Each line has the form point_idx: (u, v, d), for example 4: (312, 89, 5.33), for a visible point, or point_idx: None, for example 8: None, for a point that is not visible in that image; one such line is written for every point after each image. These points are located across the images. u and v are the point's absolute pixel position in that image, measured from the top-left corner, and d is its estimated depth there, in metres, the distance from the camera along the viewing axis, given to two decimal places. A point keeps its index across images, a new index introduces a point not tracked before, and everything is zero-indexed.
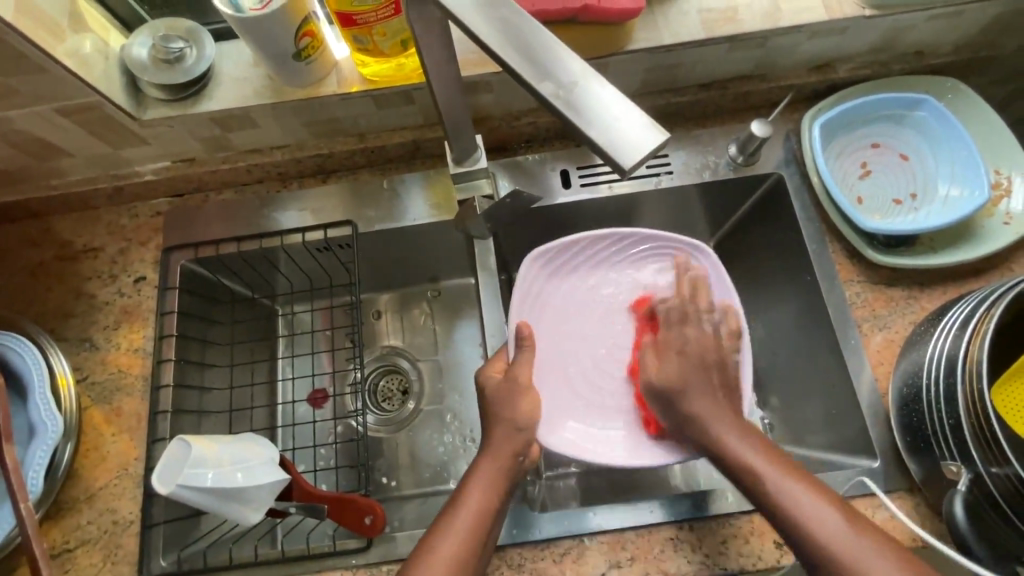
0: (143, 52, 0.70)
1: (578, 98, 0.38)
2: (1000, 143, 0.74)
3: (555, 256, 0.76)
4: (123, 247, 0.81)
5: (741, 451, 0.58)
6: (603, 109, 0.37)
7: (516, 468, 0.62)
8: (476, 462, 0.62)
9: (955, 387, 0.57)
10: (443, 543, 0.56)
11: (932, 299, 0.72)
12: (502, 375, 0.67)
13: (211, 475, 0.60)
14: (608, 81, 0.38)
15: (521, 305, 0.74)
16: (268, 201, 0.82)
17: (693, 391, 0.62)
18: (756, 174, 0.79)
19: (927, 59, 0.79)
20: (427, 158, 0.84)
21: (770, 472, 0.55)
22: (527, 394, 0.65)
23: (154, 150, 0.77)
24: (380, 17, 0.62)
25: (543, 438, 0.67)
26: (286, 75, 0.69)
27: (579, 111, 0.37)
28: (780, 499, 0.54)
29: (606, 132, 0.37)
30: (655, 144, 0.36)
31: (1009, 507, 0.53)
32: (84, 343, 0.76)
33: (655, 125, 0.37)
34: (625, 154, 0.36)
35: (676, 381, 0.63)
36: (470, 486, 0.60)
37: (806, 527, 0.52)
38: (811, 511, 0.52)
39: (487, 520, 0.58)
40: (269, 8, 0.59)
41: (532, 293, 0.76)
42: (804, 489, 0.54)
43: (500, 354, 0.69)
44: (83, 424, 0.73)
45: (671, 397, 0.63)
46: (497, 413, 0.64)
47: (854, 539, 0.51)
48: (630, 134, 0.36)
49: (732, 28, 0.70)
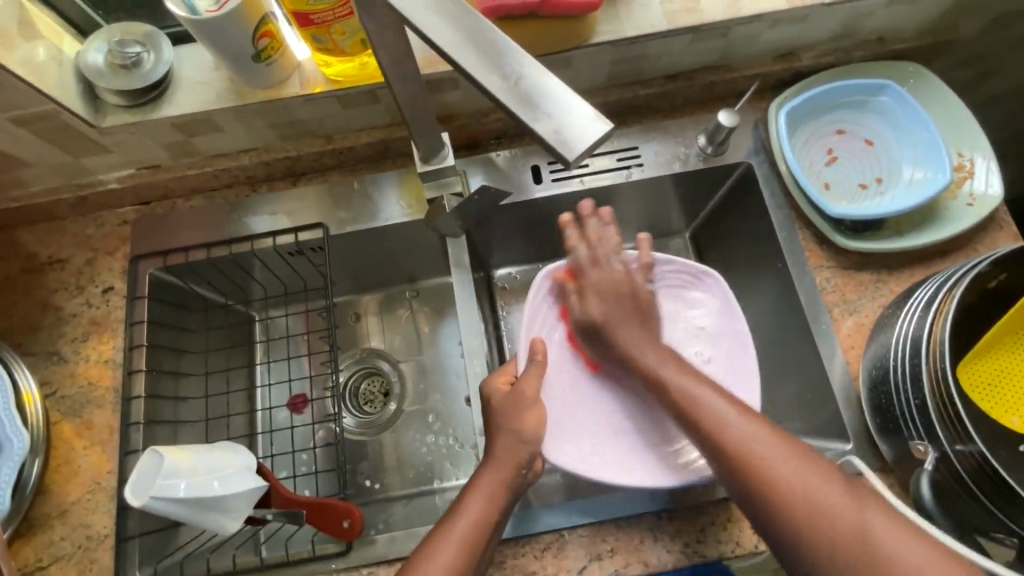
0: (99, 58, 0.69)
1: (522, 91, 0.38)
2: (961, 126, 0.75)
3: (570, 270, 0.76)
4: (91, 257, 0.79)
5: (665, 368, 0.62)
6: (548, 101, 0.37)
7: (520, 481, 0.62)
8: (478, 472, 0.62)
9: (920, 367, 0.58)
10: (442, 551, 0.57)
11: (900, 282, 0.73)
12: (509, 387, 0.67)
13: (183, 485, 0.59)
14: (555, 74, 0.38)
15: (531, 320, 0.74)
16: (237, 206, 0.80)
17: (618, 323, 0.68)
18: (725, 164, 0.80)
19: (889, 45, 0.80)
20: (398, 157, 0.83)
21: (694, 388, 0.59)
22: (532, 409, 0.65)
23: (117, 158, 0.75)
24: (338, 16, 0.61)
25: (550, 454, 0.67)
26: (246, 77, 0.68)
27: (525, 107, 0.37)
28: (701, 413, 0.57)
29: (552, 126, 0.37)
30: (600, 134, 0.36)
31: (974, 484, 0.54)
32: (52, 357, 0.75)
33: (602, 116, 0.37)
34: (572, 147, 0.36)
35: (604, 310, 0.69)
36: (470, 496, 0.60)
37: (723, 438, 0.55)
38: (730, 422, 0.56)
39: (487, 529, 0.59)
40: (224, 9, 0.58)
41: (544, 309, 0.76)
42: (725, 405, 0.57)
43: (509, 367, 0.70)
44: (53, 439, 0.71)
45: (597, 326, 0.69)
46: (501, 425, 0.64)
47: (750, 430, 0.55)
48: (577, 126, 0.37)
49: (694, 19, 0.70)
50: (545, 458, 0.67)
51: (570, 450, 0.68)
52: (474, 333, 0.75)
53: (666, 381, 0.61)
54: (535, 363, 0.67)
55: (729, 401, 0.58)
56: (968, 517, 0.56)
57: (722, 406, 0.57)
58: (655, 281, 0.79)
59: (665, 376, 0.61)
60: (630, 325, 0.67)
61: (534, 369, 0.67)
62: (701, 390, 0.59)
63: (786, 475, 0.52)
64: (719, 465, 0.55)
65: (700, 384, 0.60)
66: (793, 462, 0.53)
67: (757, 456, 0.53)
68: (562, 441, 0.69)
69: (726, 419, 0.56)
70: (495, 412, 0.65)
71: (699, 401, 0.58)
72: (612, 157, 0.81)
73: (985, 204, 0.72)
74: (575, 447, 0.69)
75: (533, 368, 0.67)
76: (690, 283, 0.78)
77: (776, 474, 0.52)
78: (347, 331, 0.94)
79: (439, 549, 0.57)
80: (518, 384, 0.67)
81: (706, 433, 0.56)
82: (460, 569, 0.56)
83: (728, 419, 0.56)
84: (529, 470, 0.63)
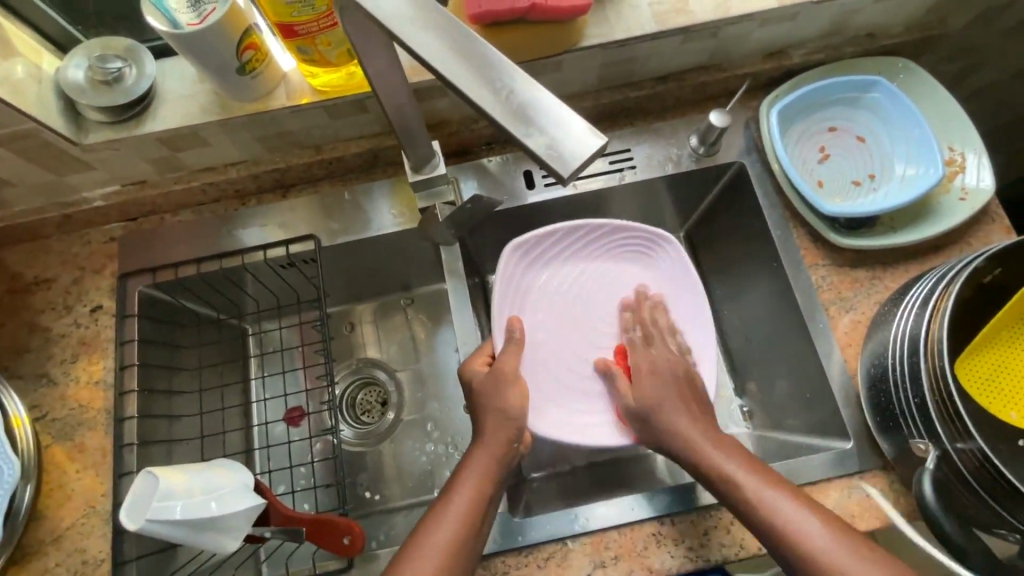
0: (80, 74, 0.67)
1: (512, 107, 0.37)
2: (952, 120, 0.75)
3: (532, 247, 0.77)
4: (78, 276, 0.78)
5: (737, 470, 0.58)
6: (539, 115, 0.37)
7: (512, 454, 0.63)
8: (469, 452, 0.62)
9: (918, 365, 0.58)
10: (438, 528, 0.56)
11: (895, 278, 0.73)
12: (487, 368, 0.69)
13: (180, 506, 0.57)
14: (545, 89, 0.37)
15: (503, 300, 0.76)
16: (227, 219, 0.79)
17: (676, 410, 0.64)
18: (718, 164, 0.79)
19: (879, 40, 0.80)
20: (389, 166, 0.82)
21: (776, 501, 0.55)
22: (514, 383, 0.66)
23: (102, 174, 0.74)
24: (322, 27, 0.60)
25: (534, 425, 0.70)
26: (231, 89, 0.66)
27: (516, 120, 0.37)
28: (790, 535, 0.53)
29: (545, 142, 0.36)
30: (592, 148, 0.36)
31: (977, 481, 0.54)
32: (41, 379, 0.73)
33: (595, 131, 0.37)
34: (565, 163, 0.35)
35: (659, 398, 0.66)
36: (464, 475, 0.60)
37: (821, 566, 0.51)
38: (823, 545, 0.52)
39: (483, 503, 0.59)
40: (206, 23, 0.57)
41: (511, 287, 0.77)
42: (813, 520, 0.53)
43: (487, 347, 0.71)
44: (44, 464, 0.70)
45: (646, 410, 0.66)
46: (486, 403, 0.65)
47: (830, 542, 0.52)
48: (570, 141, 0.36)
49: (684, 20, 0.70)
50: (533, 430, 0.70)
51: (550, 419, 0.72)
52: (470, 341, 0.75)
53: (742, 489, 0.57)
54: (513, 342, 0.69)
55: (807, 509, 0.54)
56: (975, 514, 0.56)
57: (812, 526, 0.53)
58: (615, 247, 0.81)
59: (739, 482, 0.57)
60: (682, 413, 0.64)
61: (510, 344, 0.69)
62: (786, 504, 0.55)
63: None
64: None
65: (783, 496, 0.55)
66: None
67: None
68: (543, 411, 0.72)
69: (818, 540, 0.52)
70: (475, 391, 0.67)
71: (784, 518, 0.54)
72: (604, 160, 0.80)
73: (978, 197, 0.72)
74: (554, 416, 0.73)
75: (510, 346, 0.69)
76: (648, 249, 0.80)
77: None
78: (343, 342, 0.93)
79: (435, 528, 0.56)
80: (497, 361, 0.68)
81: (799, 558, 0.52)
82: (458, 547, 0.55)
83: (819, 541, 0.52)
84: (519, 444, 0.64)
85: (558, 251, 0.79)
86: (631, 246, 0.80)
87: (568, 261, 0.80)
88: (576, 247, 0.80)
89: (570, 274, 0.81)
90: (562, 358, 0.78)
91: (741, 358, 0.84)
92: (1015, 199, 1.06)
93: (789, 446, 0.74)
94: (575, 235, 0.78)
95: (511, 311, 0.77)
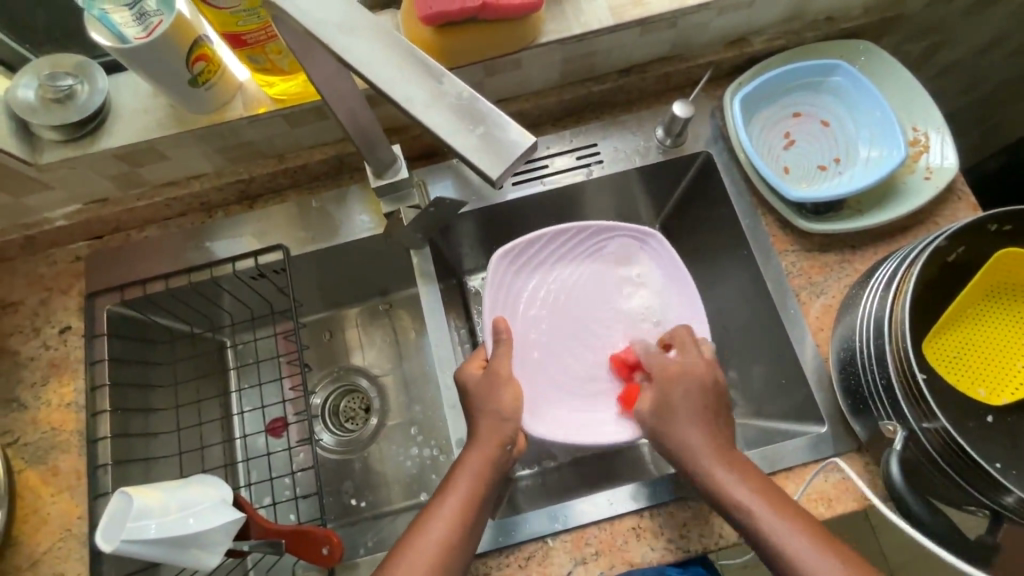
0: (30, 94, 0.66)
1: (446, 112, 0.38)
2: (914, 101, 0.76)
3: (521, 251, 0.77)
4: (45, 297, 0.77)
5: (708, 456, 0.59)
6: (470, 121, 0.38)
7: (504, 458, 0.62)
8: (464, 453, 0.62)
9: (883, 347, 0.58)
10: (433, 526, 0.57)
11: (864, 261, 0.74)
12: (482, 370, 0.67)
13: (155, 525, 0.55)
14: (474, 90, 0.38)
15: (494, 303, 0.75)
16: (194, 233, 0.78)
17: (684, 416, 0.61)
18: (685, 155, 0.79)
19: (839, 24, 0.80)
20: (354, 172, 0.82)
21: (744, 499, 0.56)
22: (508, 384, 0.65)
23: (62, 194, 0.73)
24: (269, 36, 0.60)
25: (529, 425, 0.68)
26: (185, 102, 0.66)
27: (445, 123, 0.38)
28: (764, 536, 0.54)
29: (474, 144, 0.37)
30: (522, 150, 0.37)
31: (943, 460, 0.55)
32: (11, 404, 0.72)
33: (523, 131, 0.38)
34: (494, 164, 0.37)
35: (678, 413, 0.62)
36: (457, 476, 0.60)
37: (803, 575, 0.52)
38: (804, 556, 0.52)
39: (477, 502, 0.59)
40: (152, 36, 0.56)
41: (502, 293, 0.76)
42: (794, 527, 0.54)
43: (479, 351, 0.70)
44: (18, 489, 0.69)
45: (664, 412, 0.62)
46: (479, 406, 0.64)
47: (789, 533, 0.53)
48: (498, 143, 0.37)
49: (641, 12, 0.69)
50: (528, 433, 0.68)
51: (546, 421, 0.70)
52: (446, 344, 0.74)
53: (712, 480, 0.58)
54: (501, 342, 0.68)
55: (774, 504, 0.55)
56: (944, 490, 0.58)
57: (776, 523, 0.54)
58: (602, 247, 0.80)
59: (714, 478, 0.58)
60: (696, 428, 0.61)
61: (502, 348, 0.68)
62: (754, 503, 0.56)
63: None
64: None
65: (758, 499, 0.56)
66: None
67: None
68: (538, 414, 0.70)
69: (799, 551, 0.52)
70: (472, 394, 0.65)
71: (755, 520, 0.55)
72: (571, 155, 0.80)
73: (942, 176, 0.72)
74: (550, 417, 0.71)
75: (500, 348, 0.68)
76: (632, 249, 0.79)
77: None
78: (322, 350, 0.92)
79: (426, 532, 0.56)
80: (491, 365, 0.67)
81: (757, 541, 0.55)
82: (450, 545, 0.56)
83: (801, 552, 0.52)
84: (512, 446, 0.63)
85: (548, 254, 0.78)
86: (620, 245, 0.79)
87: (558, 265, 0.79)
88: (566, 250, 0.79)
89: (562, 277, 0.79)
90: (554, 358, 0.76)
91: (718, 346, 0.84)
92: (1005, 169, 1.05)
93: (770, 433, 0.75)
94: (564, 237, 0.78)
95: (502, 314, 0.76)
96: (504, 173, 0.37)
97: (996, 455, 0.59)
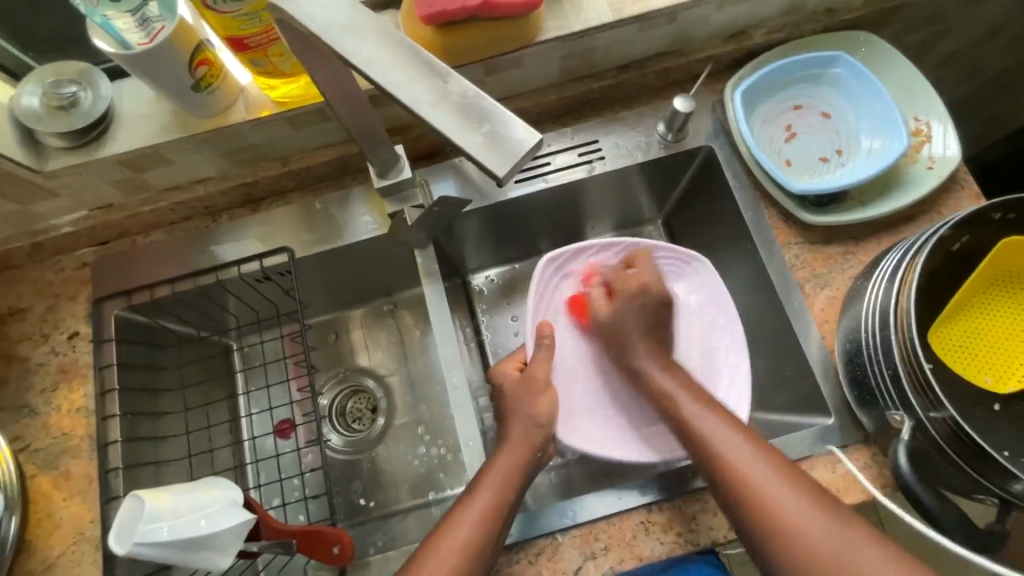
0: (35, 102, 0.67)
1: (449, 112, 0.38)
2: (915, 91, 0.76)
3: (566, 258, 0.77)
4: (52, 303, 0.77)
5: (678, 392, 0.64)
6: (474, 119, 0.38)
7: (535, 464, 0.63)
8: (494, 455, 0.63)
9: (889, 337, 0.58)
10: (457, 528, 0.57)
11: (868, 252, 0.74)
12: (519, 372, 0.70)
13: (168, 527, 0.55)
14: (479, 89, 0.39)
15: (536, 307, 0.76)
16: (199, 237, 0.79)
17: (635, 340, 0.68)
18: (686, 149, 0.79)
19: (838, 15, 0.79)
20: (357, 174, 0.82)
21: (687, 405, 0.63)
22: (544, 392, 0.67)
23: (67, 201, 0.74)
24: (271, 39, 0.60)
25: (565, 438, 0.69)
26: (189, 107, 0.66)
27: (449, 122, 0.38)
28: (727, 466, 0.57)
29: (480, 142, 0.38)
30: (527, 146, 0.37)
31: (952, 449, 0.55)
32: (22, 410, 0.73)
33: (528, 129, 0.38)
34: (499, 162, 0.37)
35: (627, 323, 0.69)
36: (484, 480, 0.61)
37: (733, 471, 0.56)
38: (733, 453, 0.57)
39: (503, 507, 0.59)
40: (155, 42, 0.57)
41: (548, 293, 0.77)
42: (758, 458, 0.57)
43: (518, 352, 0.72)
44: (30, 495, 0.70)
45: (619, 342, 0.69)
46: (514, 410, 0.66)
47: (727, 436, 0.59)
48: (503, 141, 0.38)
49: (640, 8, 0.70)
50: (561, 440, 0.70)
51: (585, 432, 0.71)
52: (451, 342, 0.74)
53: (664, 389, 0.65)
54: (543, 346, 0.69)
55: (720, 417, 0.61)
56: (954, 480, 0.58)
57: (715, 427, 0.60)
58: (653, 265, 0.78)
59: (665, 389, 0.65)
60: (645, 340, 0.68)
61: (541, 352, 0.69)
62: (695, 410, 0.62)
63: (829, 547, 0.51)
64: (748, 526, 0.55)
65: (702, 409, 0.62)
66: (826, 521, 0.52)
67: (795, 526, 0.53)
68: (577, 422, 0.71)
69: (759, 478, 0.55)
70: (508, 398, 0.67)
71: (722, 453, 0.58)
72: (573, 152, 0.80)
73: (945, 165, 0.72)
74: (593, 425, 0.72)
75: (540, 352, 0.69)
76: (678, 270, 0.77)
77: (817, 544, 0.51)
78: (328, 352, 0.92)
79: (451, 532, 0.57)
80: (527, 369, 0.69)
81: (694, 443, 0.60)
82: (474, 551, 0.56)
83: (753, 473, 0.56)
84: (542, 453, 0.65)
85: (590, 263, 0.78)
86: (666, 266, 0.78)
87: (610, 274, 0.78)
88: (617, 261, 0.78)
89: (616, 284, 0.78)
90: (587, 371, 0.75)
91: None
92: (1010, 157, 1.05)
93: (779, 426, 0.75)
94: (611, 248, 0.77)
95: (546, 316, 0.76)
96: (510, 170, 0.38)
97: (1003, 443, 0.59)
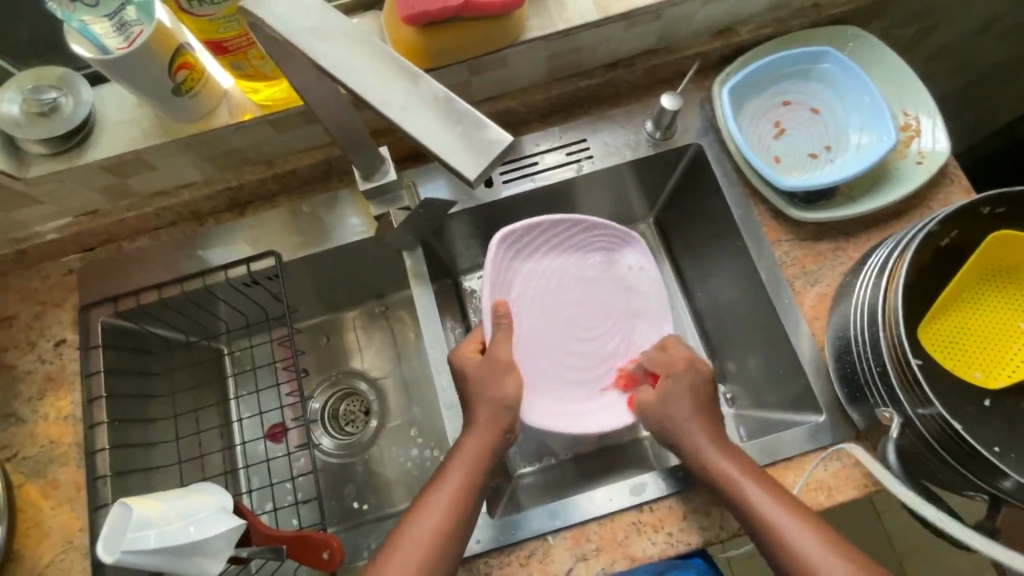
0: (14, 108, 0.66)
1: (423, 115, 0.38)
2: (904, 85, 0.75)
3: (520, 237, 0.75)
4: (39, 311, 0.77)
5: (716, 456, 0.61)
6: (448, 123, 0.38)
7: (505, 445, 0.63)
8: (462, 440, 0.62)
9: (877, 334, 0.58)
10: (426, 515, 0.57)
11: (858, 248, 0.73)
12: (480, 355, 0.67)
13: (155, 534, 0.55)
14: (451, 92, 0.38)
15: (493, 287, 0.74)
16: (186, 242, 0.78)
17: (692, 419, 0.63)
18: (674, 147, 0.79)
19: (826, 10, 0.79)
20: (344, 176, 0.81)
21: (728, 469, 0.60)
22: (509, 373, 0.65)
23: (51, 208, 0.73)
24: (250, 42, 0.60)
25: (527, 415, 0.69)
26: (171, 112, 0.66)
27: (423, 124, 0.38)
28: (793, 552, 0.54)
29: (453, 144, 0.37)
30: (500, 147, 0.37)
31: (942, 445, 0.54)
32: (10, 419, 0.73)
33: (501, 130, 0.37)
34: (472, 164, 0.36)
35: (676, 401, 0.64)
36: (452, 463, 0.60)
37: (778, 534, 0.56)
38: (774, 516, 0.56)
39: (472, 491, 0.59)
40: (132, 46, 0.56)
41: (503, 273, 0.75)
42: (796, 522, 0.56)
43: (476, 334, 0.70)
44: (17, 504, 0.69)
45: (672, 431, 0.64)
46: (481, 395, 0.64)
47: (767, 500, 0.57)
48: (476, 143, 0.37)
49: (624, 5, 0.69)
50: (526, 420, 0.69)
51: (545, 410, 0.72)
52: (440, 344, 0.74)
53: (702, 457, 0.61)
54: (502, 326, 0.67)
55: (758, 482, 0.59)
56: (945, 477, 0.58)
57: (756, 492, 0.58)
58: (591, 239, 0.80)
59: (705, 454, 0.61)
60: (689, 404, 0.64)
61: (501, 332, 0.67)
62: (736, 474, 0.59)
63: None
64: None
65: (742, 475, 0.59)
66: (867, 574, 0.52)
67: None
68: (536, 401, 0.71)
69: (802, 541, 0.55)
70: (470, 380, 0.65)
71: (768, 520, 0.56)
72: (561, 152, 0.80)
73: (934, 159, 0.72)
74: (547, 402, 0.72)
75: (501, 331, 0.67)
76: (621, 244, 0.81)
77: None
78: (320, 355, 0.92)
79: (419, 521, 0.57)
80: (490, 350, 0.66)
81: (741, 509, 0.58)
82: (439, 536, 0.56)
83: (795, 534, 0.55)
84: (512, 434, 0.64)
85: (545, 244, 0.78)
86: (605, 242, 0.80)
87: (551, 253, 0.79)
88: (560, 241, 0.79)
89: (556, 264, 0.79)
90: (549, 349, 0.77)
91: (714, 338, 0.84)
92: (1005, 149, 1.04)
93: (771, 424, 0.74)
94: (561, 227, 0.77)
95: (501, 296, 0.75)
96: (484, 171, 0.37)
97: (995, 439, 0.59)
